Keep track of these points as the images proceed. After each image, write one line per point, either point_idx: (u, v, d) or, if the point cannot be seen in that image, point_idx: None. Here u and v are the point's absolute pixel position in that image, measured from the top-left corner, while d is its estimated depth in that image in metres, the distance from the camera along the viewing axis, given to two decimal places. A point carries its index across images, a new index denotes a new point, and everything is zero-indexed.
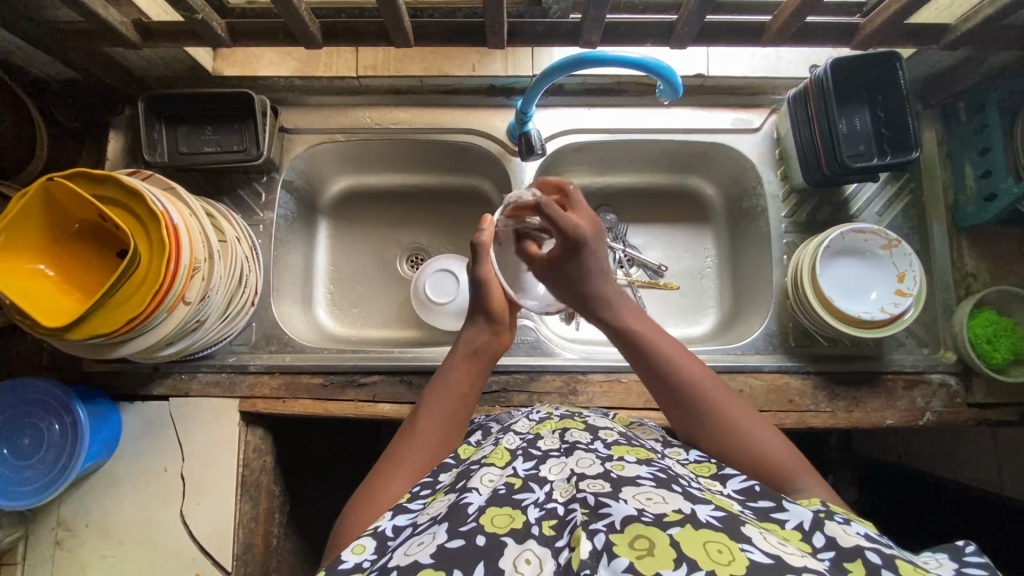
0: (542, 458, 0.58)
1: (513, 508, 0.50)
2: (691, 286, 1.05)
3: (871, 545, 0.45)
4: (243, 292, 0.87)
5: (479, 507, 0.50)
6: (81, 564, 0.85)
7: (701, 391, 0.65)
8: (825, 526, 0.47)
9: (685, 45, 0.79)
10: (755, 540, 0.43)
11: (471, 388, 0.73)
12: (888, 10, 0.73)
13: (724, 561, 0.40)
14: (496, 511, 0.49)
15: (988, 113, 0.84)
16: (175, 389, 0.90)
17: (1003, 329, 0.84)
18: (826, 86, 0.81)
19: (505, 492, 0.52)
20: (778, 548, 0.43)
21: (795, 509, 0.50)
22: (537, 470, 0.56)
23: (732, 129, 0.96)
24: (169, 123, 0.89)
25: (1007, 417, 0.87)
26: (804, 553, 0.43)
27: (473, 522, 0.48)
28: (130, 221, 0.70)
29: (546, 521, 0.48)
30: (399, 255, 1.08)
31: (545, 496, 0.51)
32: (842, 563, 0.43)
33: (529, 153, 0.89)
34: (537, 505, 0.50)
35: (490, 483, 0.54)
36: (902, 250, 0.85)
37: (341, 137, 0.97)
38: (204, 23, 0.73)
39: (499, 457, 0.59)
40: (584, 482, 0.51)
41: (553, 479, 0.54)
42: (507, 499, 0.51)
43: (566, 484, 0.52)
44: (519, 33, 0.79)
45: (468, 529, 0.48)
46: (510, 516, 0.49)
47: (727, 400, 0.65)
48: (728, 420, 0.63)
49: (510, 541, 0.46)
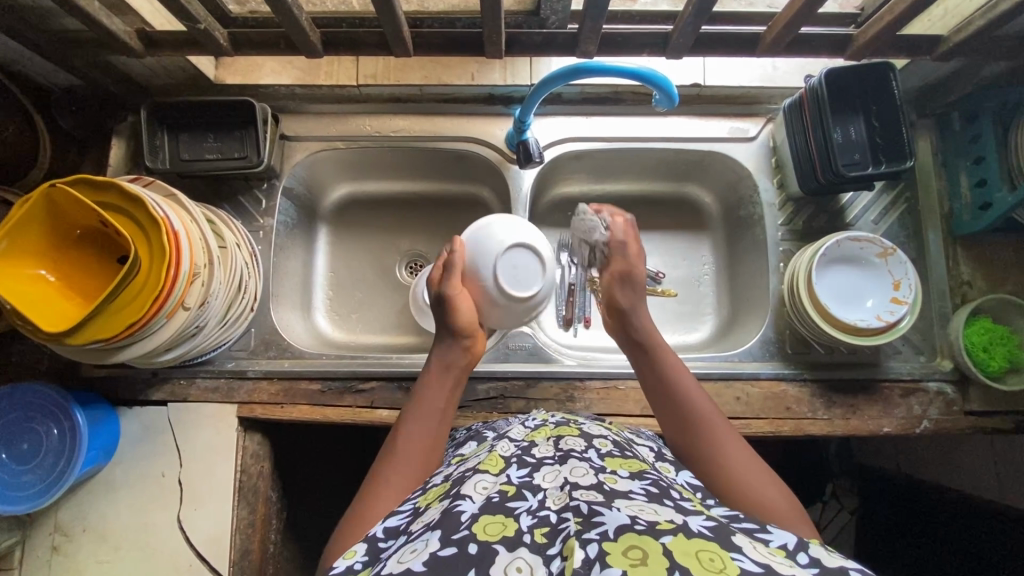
0: (536, 465, 0.58)
1: (506, 516, 0.50)
2: (689, 293, 1.05)
3: (857, 566, 0.44)
4: (243, 298, 0.88)
5: (472, 514, 0.50)
6: (78, 570, 0.85)
7: (704, 419, 0.67)
8: (810, 547, 0.47)
9: (681, 56, 0.80)
10: (746, 549, 0.44)
11: (446, 404, 0.73)
12: (881, 21, 0.74)
13: (714, 569, 0.41)
14: (489, 519, 0.50)
15: (982, 122, 0.86)
16: (174, 394, 0.90)
17: (998, 337, 0.84)
18: (821, 95, 0.82)
19: (498, 500, 0.52)
20: (767, 558, 0.43)
21: (778, 533, 0.49)
22: (532, 478, 0.56)
23: (728, 138, 0.96)
24: (170, 130, 0.90)
25: (1003, 426, 0.87)
26: (791, 563, 0.44)
27: (466, 530, 0.48)
28: (131, 227, 0.71)
29: (538, 529, 0.49)
30: (397, 262, 1.08)
31: (538, 504, 0.52)
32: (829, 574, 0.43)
33: (527, 160, 0.90)
34: (529, 514, 0.50)
35: (484, 491, 0.54)
36: (897, 257, 0.86)
37: (341, 144, 0.98)
38: (206, 33, 0.74)
39: (492, 464, 0.59)
40: (577, 492, 0.51)
41: (546, 487, 0.54)
42: (500, 508, 0.51)
43: (560, 492, 0.52)
44: (517, 42, 0.80)
45: (461, 537, 0.48)
46: (502, 525, 0.49)
47: (728, 432, 0.66)
48: (722, 448, 0.64)
49: (501, 549, 0.47)
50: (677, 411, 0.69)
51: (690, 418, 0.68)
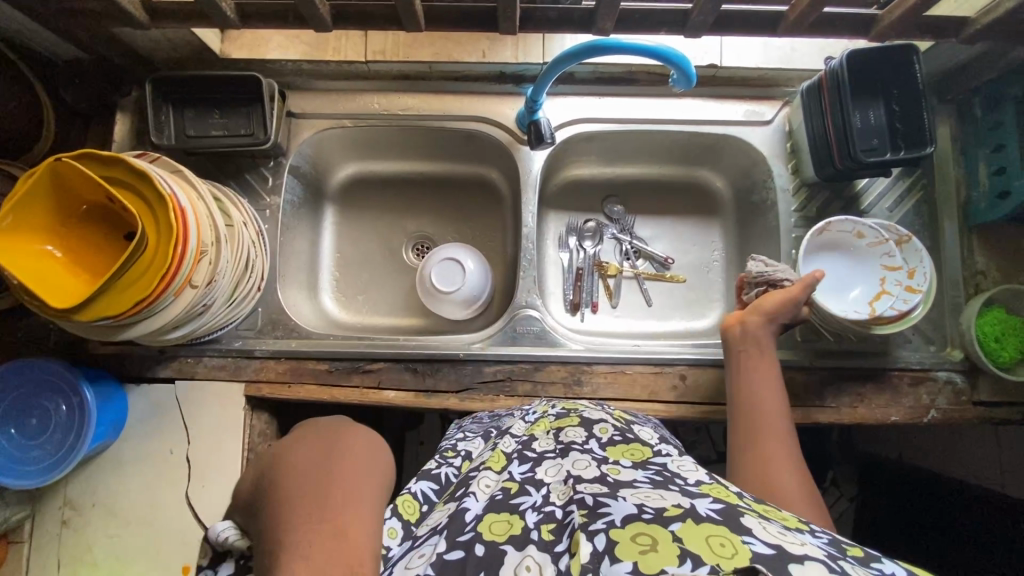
0: (538, 460, 0.58)
1: (511, 514, 0.50)
2: (698, 279, 1.05)
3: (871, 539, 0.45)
4: (250, 277, 0.87)
5: (476, 515, 0.51)
6: (87, 542, 0.86)
7: (766, 425, 0.73)
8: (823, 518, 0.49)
9: (699, 35, 0.78)
10: (756, 532, 0.43)
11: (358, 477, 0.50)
12: (907, 2, 0.72)
13: (728, 554, 0.39)
14: (493, 519, 0.50)
15: (1005, 109, 0.84)
16: (181, 371, 0.90)
17: (1010, 328, 0.83)
18: (843, 78, 0.80)
19: (501, 498, 0.53)
20: (777, 538, 0.42)
21: None
22: (534, 473, 0.56)
23: (743, 121, 0.95)
24: (176, 105, 0.89)
25: (1011, 416, 0.87)
26: (803, 542, 0.42)
27: (472, 531, 0.49)
28: (138, 203, 0.70)
29: (544, 526, 0.48)
30: (404, 243, 1.07)
31: (543, 500, 0.52)
32: (840, 545, 0.44)
33: (538, 141, 0.88)
34: (534, 510, 0.50)
35: (487, 490, 0.55)
36: (895, 279, 0.86)
37: (349, 123, 0.97)
38: (214, 5, 0.72)
39: (495, 461, 0.60)
40: (581, 484, 0.51)
41: (549, 482, 0.54)
42: (505, 505, 0.51)
43: (563, 487, 0.52)
44: (531, 18, 0.78)
45: (467, 539, 0.48)
46: (508, 524, 0.49)
47: (784, 446, 0.70)
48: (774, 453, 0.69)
49: (511, 549, 0.46)
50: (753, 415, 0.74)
51: (756, 418, 0.73)
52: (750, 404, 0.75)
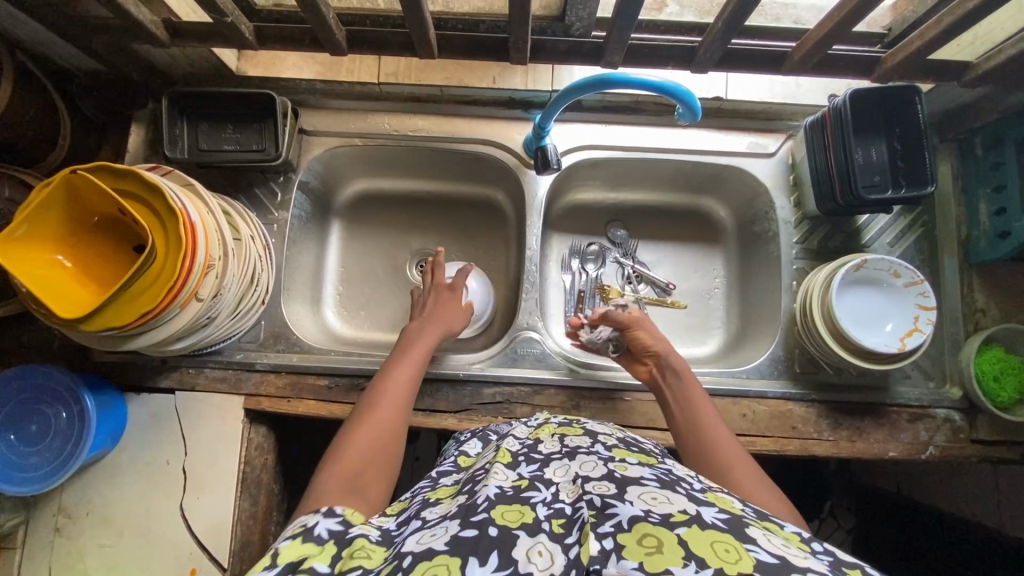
0: (545, 461, 0.58)
1: (523, 505, 0.48)
2: (699, 306, 1.05)
3: None
4: (255, 290, 0.87)
5: (489, 500, 0.49)
6: (81, 551, 0.85)
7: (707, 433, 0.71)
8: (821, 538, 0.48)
9: (706, 70, 0.80)
10: (760, 540, 0.43)
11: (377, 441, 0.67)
12: (912, 45, 0.73)
13: (732, 560, 0.40)
14: (506, 507, 0.48)
15: (1005, 150, 0.85)
16: (182, 382, 0.91)
17: (1009, 368, 0.83)
18: (845, 116, 0.81)
19: (513, 491, 0.51)
20: (782, 549, 0.43)
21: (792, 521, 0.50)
22: (543, 472, 0.56)
23: (747, 152, 0.96)
24: (191, 119, 0.90)
25: (1009, 455, 0.87)
26: (806, 555, 0.43)
27: (485, 514, 0.47)
28: (149, 216, 0.71)
29: (555, 520, 0.47)
30: (409, 260, 1.09)
31: (553, 496, 0.51)
32: (840, 566, 0.42)
33: (545, 166, 0.89)
34: (545, 504, 0.49)
35: (498, 480, 0.53)
36: (928, 317, 0.84)
37: (358, 141, 0.98)
38: (232, 26, 0.74)
39: (503, 456, 0.59)
40: (590, 484, 0.50)
41: (559, 481, 0.53)
42: (515, 497, 0.50)
43: (572, 486, 0.52)
44: (542, 49, 0.80)
45: (480, 520, 0.46)
46: (520, 513, 0.47)
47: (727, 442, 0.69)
48: (721, 451, 0.67)
49: (523, 534, 0.45)
50: (693, 428, 0.72)
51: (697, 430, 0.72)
52: (693, 423, 0.72)
